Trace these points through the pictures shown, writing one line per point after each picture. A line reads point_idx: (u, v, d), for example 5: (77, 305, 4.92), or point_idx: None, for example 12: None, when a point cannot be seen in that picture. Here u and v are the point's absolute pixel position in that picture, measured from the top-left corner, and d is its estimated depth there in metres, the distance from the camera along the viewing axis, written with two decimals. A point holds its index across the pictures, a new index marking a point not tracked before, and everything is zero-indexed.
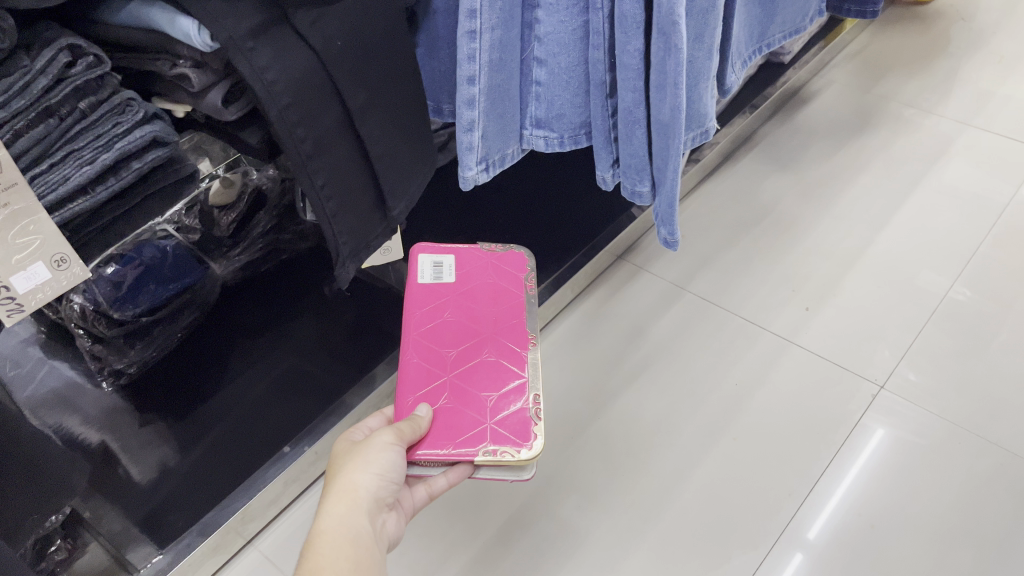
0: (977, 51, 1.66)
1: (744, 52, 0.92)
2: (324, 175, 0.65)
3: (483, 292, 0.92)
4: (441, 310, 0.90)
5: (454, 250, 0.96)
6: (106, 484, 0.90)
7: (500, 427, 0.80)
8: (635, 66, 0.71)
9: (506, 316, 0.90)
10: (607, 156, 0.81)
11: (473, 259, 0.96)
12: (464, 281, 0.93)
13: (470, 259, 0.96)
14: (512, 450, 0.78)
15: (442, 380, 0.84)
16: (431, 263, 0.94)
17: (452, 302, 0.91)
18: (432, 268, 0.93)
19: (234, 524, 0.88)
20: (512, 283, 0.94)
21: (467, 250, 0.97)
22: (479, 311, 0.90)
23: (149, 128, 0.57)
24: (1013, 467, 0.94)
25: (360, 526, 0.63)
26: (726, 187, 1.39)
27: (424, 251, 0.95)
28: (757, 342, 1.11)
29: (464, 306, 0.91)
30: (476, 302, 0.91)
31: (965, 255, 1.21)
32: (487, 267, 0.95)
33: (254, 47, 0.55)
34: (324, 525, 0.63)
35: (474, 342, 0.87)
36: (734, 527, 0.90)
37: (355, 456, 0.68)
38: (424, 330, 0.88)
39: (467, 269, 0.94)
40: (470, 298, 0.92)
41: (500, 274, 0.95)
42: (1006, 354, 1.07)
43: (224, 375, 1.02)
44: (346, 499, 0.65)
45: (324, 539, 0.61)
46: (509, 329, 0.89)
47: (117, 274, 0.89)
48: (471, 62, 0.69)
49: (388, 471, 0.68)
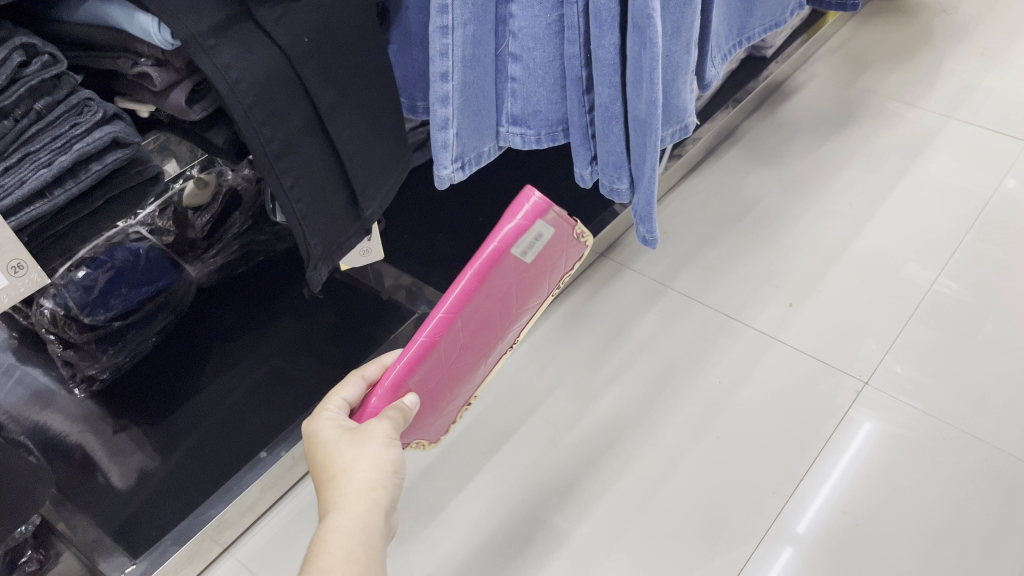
0: (960, 44, 1.66)
1: (723, 46, 0.91)
2: (293, 175, 0.63)
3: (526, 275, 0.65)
4: (488, 296, 0.63)
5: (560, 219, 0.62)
6: (78, 492, 0.89)
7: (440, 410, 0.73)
8: (611, 61, 0.69)
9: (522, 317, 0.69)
10: (585, 153, 0.79)
11: (560, 244, 0.64)
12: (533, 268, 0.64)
13: (554, 246, 0.64)
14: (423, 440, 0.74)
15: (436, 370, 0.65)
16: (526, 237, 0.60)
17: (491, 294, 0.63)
18: (529, 240, 0.61)
19: (209, 532, 0.86)
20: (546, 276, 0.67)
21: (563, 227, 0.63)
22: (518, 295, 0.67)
23: (109, 128, 0.55)
24: (999, 462, 0.94)
25: (380, 532, 0.56)
26: (709, 183, 1.38)
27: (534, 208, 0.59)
28: (741, 339, 1.10)
29: (510, 300, 0.66)
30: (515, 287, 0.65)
31: (948, 248, 1.21)
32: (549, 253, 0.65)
33: (216, 45, 0.54)
34: (339, 527, 0.55)
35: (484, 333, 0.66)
36: (719, 525, 0.89)
37: (365, 447, 0.58)
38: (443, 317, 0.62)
39: (548, 252, 0.64)
40: (518, 292, 0.66)
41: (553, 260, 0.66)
42: (991, 348, 1.06)
43: (201, 379, 1.00)
44: (365, 498, 0.57)
45: (341, 551, 0.54)
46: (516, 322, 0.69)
47: (88, 278, 0.87)
48: (443, 58, 0.67)
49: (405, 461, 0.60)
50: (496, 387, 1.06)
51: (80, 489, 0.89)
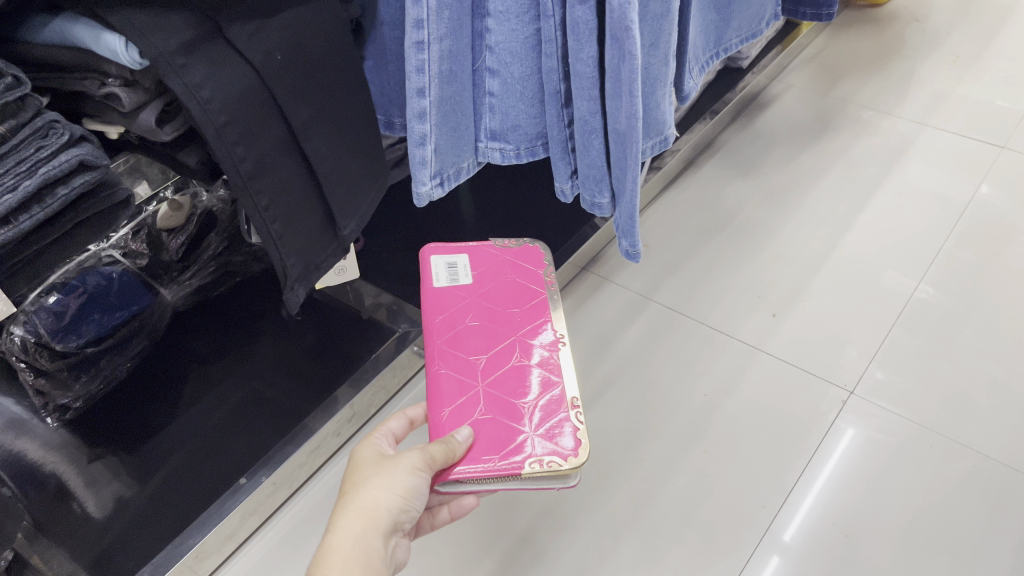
0: (932, 52, 1.68)
1: (701, 57, 0.90)
2: (268, 196, 0.62)
3: (525, 298, 0.87)
4: (491, 331, 0.83)
5: (466, 250, 0.93)
6: (53, 524, 0.87)
7: (546, 437, 0.74)
8: (589, 74, 0.69)
9: (532, 307, 0.86)
10: (565, 167, 0.79)
11: (520, 275, 0.90)
12: (517, 297, 0.88)
13: (485, 261, 0.91)
14: (562, 458, 0.72)
15: (475, 390, 0.78)
16: (443, 269, 0.89)
17: (471, 305, 0.86)
18: (447, 270, 0.89)
19: (188, 563, 0.84)
20: (527, 277, 0.90)
21: (479, 249, 0.93)
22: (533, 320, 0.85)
23: (75, 151, 0.54)
24: (986, 469, 0.93)
25: (376, 551, 0.61)
26: (689, 194, 1.38)
27: (436, 252, 0.91)
28: (724, 351, 1.09)
29: (485, 309, 0.86)
30: (521, 304, 0.86)
31: (928, 256, 1.21)
32: (500, 272, 0.90)
33: (186, 64, 0.53)
34: (337, 544, 0.60)
35: (503, 347, 0.82)
36: (708, 539, 0.88)
37: (380, 472, 0.64)
38: (450, 336, 0.83)
39: (521, 267, 0.91)
40: (501, 301, 0.87)
41: (519, 272, 0.90)
42: (973, 353, 1.06)
43: (179, 404, 0.98)
44: (366, 518, 0.62)
45: (335, 558, 0.59)
46: (535, 326, 0.84)
47: (60, 304, 0.84)
48: (419, 74, 0.66)
49: (419, 499, 0.65)
50: None
51: (56, 522, 0.87)
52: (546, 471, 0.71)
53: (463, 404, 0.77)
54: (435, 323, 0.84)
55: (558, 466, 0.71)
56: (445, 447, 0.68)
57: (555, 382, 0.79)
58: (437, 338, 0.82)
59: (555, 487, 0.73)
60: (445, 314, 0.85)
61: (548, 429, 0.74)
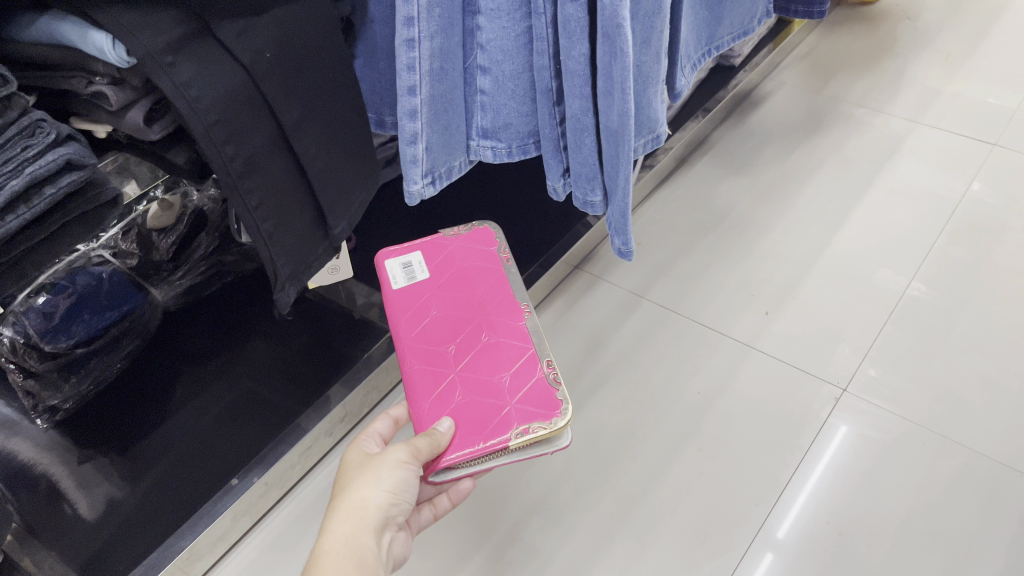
0: (924, 50, 1.68)
1: (693, 55, 0.90)
2: (258, 195, 0.61)
3: (487, 279, 0.87)
4: (458, 320, 0.83)
5: (419, 246, 0.91)
6: (44, 526, 0.86)
7: (526, 408, 0.74)
8: (581, 72, 0.68)
9: (494, 286, 0.87)
10: (557, 165, 0.78)
11: (475, 256, 0.90)
12: (476, 280, 0.87)
13: (439, 250, 0.90)
14: (545, 423, 0.73)
15: (451, 377, 0.78)
16: (399, 268, 0.88)
17: (435, 298, 0.85)
18: (404, 269, 0.88)
19: (179, 564, 0.83)
20: (481, 259, 0.89)
21: (429, 241, 0.92)
22: (496, 301, 0.85)
23: (63, 150, 0.53)
24: (979, 467, 0.93)
25: (368, 547, 0.60)
26: (682, 192, 1.37)
27: (390, 255, 0.89)
28: (717, 349, 1.09)
29: (450, 298, 0.85)
30: (484, 287, 0.86)
31: (920, 253, 1.21)
32: (456, 258, 0.89)
33: (174, 62, 0.52)
34: (328, 544, 0.59)
35: (472, 330, 0.82)
36: (702, 538, 0.88)
37: (366, 470, 0.64)
38: (420, 331, 0.82)
39: (473, 250, 0.91)
40: (463, 287, 0.87)
41: (474, 255, 0.90)
42: (965, 350, 1.07)
43: (171, 404, 0.98)
44: (356, 517, 0.61)
45: (328, 559, 0.58)
46: (503, 304, 0.84)
47: (49, 304, 0.85)
48: (411, 72, 0.66)
49: (409, 492, 0.65)
50: None
51: (47, 523, 0.86)
52: (533, 438, 0.72)
53: (443, 394, 0.76)
54: (402, 321, 0.83)
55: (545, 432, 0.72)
56: (428, 440, 0.68)
57: (529, 354, 0.80)
58: (406, 336, 0.81)
59: (545, 451, 0.75)
60: (412, 310, 0.84)
61: (531, 400, 0.75)
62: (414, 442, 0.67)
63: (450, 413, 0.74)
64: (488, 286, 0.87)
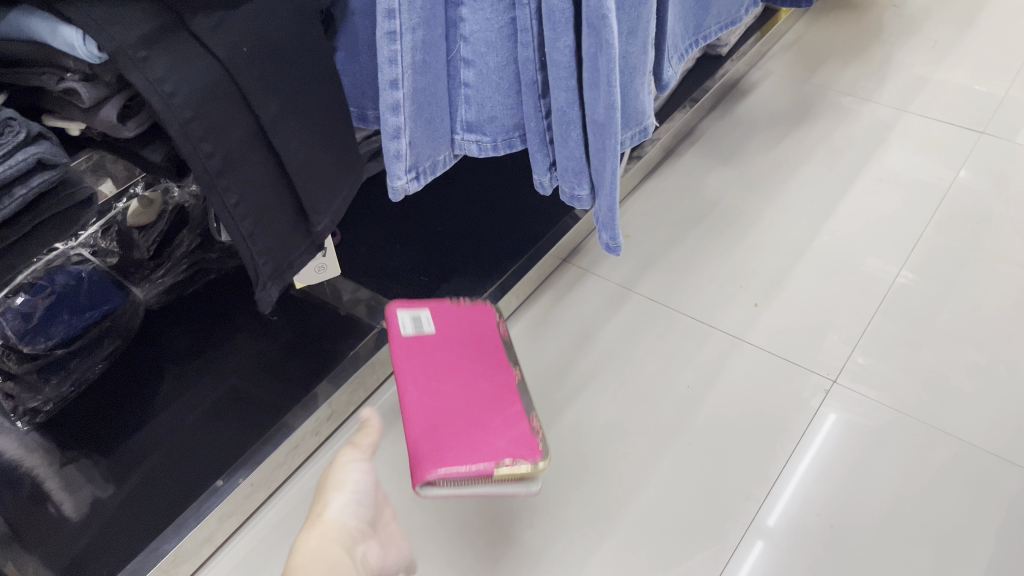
0: (910, 38, 1.67)
1: (680, 46, 0.89)
2: (237, 194, 0.60)
3: (486, 343, 0.91)
4: (456, 370, 0.87)
5: (429, 303, 0.93)
6: (28, 530, 0.85)
7: (513, 446, 0.79)
8: (566, 64, 0.67)
9: (493, 350, 0.91)
10: (543, 159, 0.77)
11: (477, 323, 0.94)
12: (476, 343, 0.91)
13: (447, 308, 0.93)
14: (527, 462, 0.77)
15: (447, 413, 0.82)
16: (410, 315, 0.90)
17: (439, 347, 0.89)
18: (414, 321, 0.90)
19: (164, 568, 0.81)
20: (483, 324, 0.93)
21: (439, 301, 0.94)
22: (493, 362, 0.89)
23: (33, 150, 0.51)
24: (969, 456, 0.93)
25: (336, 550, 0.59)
26: (669, 184, 1.37)
27: (401, 306, 0.91)
28: (707, 342, 1.08)
29: (451, 351, 0.89)
30: (483, 349, 0.90)
31: (909, 242, 1.21)
32: (461, 317, 0.93)
33: (147, 58, 0.51)
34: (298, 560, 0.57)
35: (468, 380, 0.86)
36: (693, 532, 0.87)
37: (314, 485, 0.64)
38: (421, 374, 0.86)
39: (477, 316, 0.94)
40: (462, 345, 0.90)
41: (478, 321, 0.94)
42: (954, 339, 1.06)
43: (154, 404, 0.96)
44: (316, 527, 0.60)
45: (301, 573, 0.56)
46: (498, 366, 0.89)
47: (27, 305, 0.82)
48: (392, 65, 0.65)
49: (360, 492, 0.66)
50: None
51: (31, 527, 0.85)
52: (516, 473, 0.76)
53: (437, 428, 0.80)
54: (405, 362, 0.86)
55: (526, 468, 0.76)
56: (373, 429, 0.69)
57: (518, 409, 0.84)
58: (409, 372, 0.85)
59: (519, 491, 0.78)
60: (415, 353, 0.88)
61: (518, 442, 0.79)
62: (356, 440, 0.68)
63: (443, 441, 0.78)
64: (486, 350, 0.90)
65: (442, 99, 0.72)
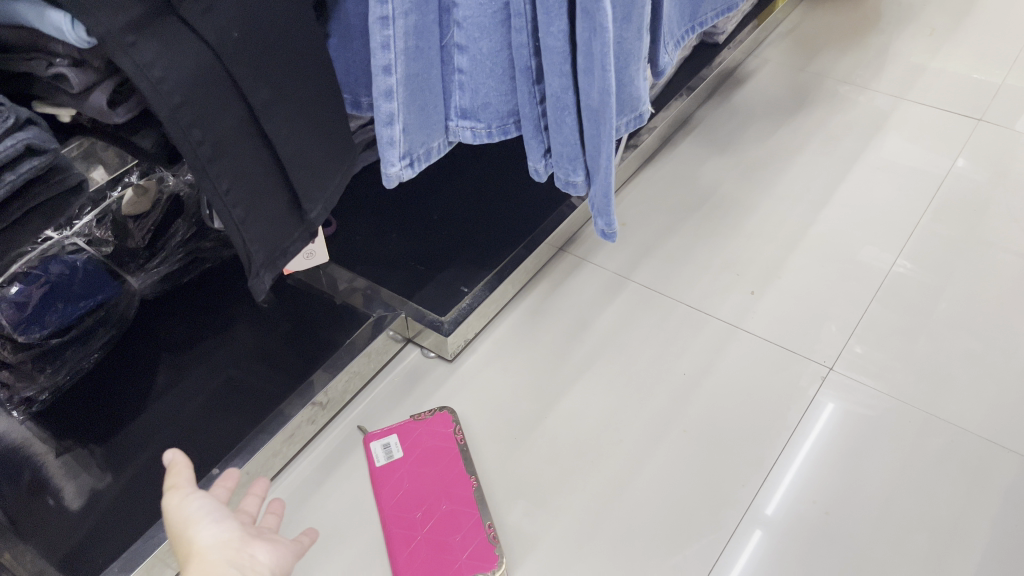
0: (907, 26, 1.67)
1: (676, 32, 0.89)
2: (229, 180, 0.60)
3: (447, 453, 0.93)
4: (423, 499, 0.88)
5: (396, 426, 0.95)
6: (24, 519, 0.85)
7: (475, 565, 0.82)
8: (560, 48, 0.67)
9: (454, 458, 0.92)
10: (538, 145, 0.77)
11: (438, 434, 0.95)
12: (437, 455, 0.93)
13: (409, 430, 0.95)
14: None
15: (416, 540, 0.84)
16: (379, 446, 0.93)
17: (408, 473, 0.91)
18: (382, 450, 0.93)
19: (160, 556, 0.81)
20: (443, 434, 0.94)
21: (401, 422, 0.96)
22: (455, 472, 0.91)
23: (22, 135, 0.51)
24: (964, 443, 0.93)
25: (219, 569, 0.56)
26: (666, 172, 1.36)
27: (372, 436, 0.94)
28: (703, 330, 1.08)
29: (418, 475, 0.91)
30: (445, 464, 0.92)
31: (906, 230, 1.20)
32: (424, 434, 0.94)
33: (136, 43, 0.50)
34: None
35: (434, 504, 0.88)
36: (690, 520, 0.87)
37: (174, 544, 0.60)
38: (394, 499, 0.88)
39: (437, 426, 0.95)
40: (426, 468, 0.91)
41: (438, 431, 0.95)
42: (950, 327, 1.06)
43: (150, 392, 0.96)
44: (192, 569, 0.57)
45: None
46: (458, 478, 0.90)
47: (21, 295, 0.84)
48: (385, 51, 0.64)
49: (208, 511, 0.61)
50: (457, 391, 1.02)
51: (27, 516, 0.85)
52: None
53: (411, 552, 0.83)
54: (380, 492, 0.89)
55: None
56: (182, 465, 0.64)
57: (475, 518, 0.86)
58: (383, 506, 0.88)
59: None
60: (387, 484, 0.90)
61: (475, 556, 0.83)
62: (170, 483, 0.63)
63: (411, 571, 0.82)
64: (447, 462, 0.92)
65: (436, 85, 0.71)
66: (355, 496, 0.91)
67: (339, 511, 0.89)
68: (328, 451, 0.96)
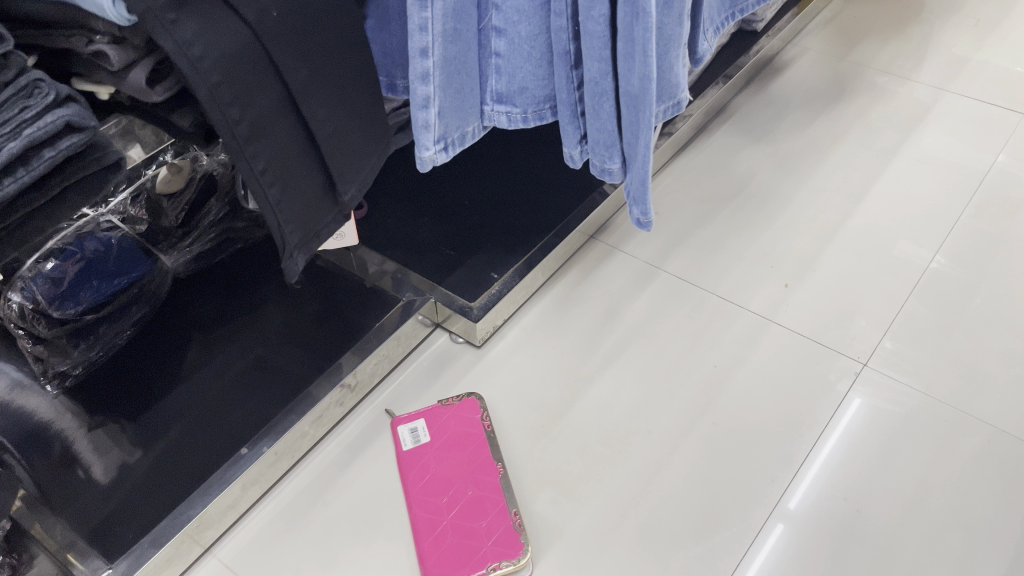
0: (952, 17, 1.63)
1: (716, 19, 0.87)
2: (265, 160, 0.60)
3: (473, 441, 0.93)
4: (450, 485, 0.88)
5: (425, 411, 0.96)
6: (59, 491, 0.86)
7: (500, 552, 0.82)
8: (601, 33, 0.66)
9: (480, 447, 0.92)
10: (574, 131, 0.76)
11: (466, 420, 0.95)
12: (465, 442, 0.92)
13: (438, 416, 0.95)
14: (510, 561, 0.81)
15: (443, 525, 0.84)
16: (407, 431, 0.93)
17: (435, 458, 0.91)
18: (410, 434, 0.93)
19: (188, 533, 0.81)
20: (470, 420, 0.95)
21: (430, 408, 0.96)
22: (483, 460, 0.91)
23: (61, 112, 0.52)
24: (1002, 445, 0.91)
25: None
26: (700, 161, 1.34)
27: (400, 421, 0.95)
28: (736, 323, 1.07)
29: (445, 460, 0.91)
30: (472, 450, 0.92)
31: (946, 226, 1.18)
32: (452, 420, 0.95)
33: (176, 20, 0.50)
34: None
35: (460, 490, 0.88)
36: (719, 513, 0.86)
37: None
38: (420, 484, 0.88)
39: (466, 414, 0.95)
40: (453, 454, 0.91)
41: (464, 419, 0.95)
42: (988, 326, 1.04)
43: (181, 370, 0.97)
44: None
45: None
46: (485, 465, 0.90)
47: (57, 270, 0.88)
48: (423, 33, 0.63)
49: None
50: (484, 377, 1.02)
51: (61, 488, 0.86)
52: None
53: (437, 537, 0.83)
54: (407, 476, 0.89)
55: (509, 569, 0.81)
56: None
57: (501, 505, 0.86)
58: (410, 490, 0.88)
59: None
60: (414, 469, 0.90)
61: (499, 542, 0.83)
62: None
63: (438, 555, 0.82)
64: (474, 449, 0.92)
65: (473, 68, 0.70)
66: (382, 479, 0.91)
67: (365, 494, 0.90)
68: (356, 433, 0.96)
